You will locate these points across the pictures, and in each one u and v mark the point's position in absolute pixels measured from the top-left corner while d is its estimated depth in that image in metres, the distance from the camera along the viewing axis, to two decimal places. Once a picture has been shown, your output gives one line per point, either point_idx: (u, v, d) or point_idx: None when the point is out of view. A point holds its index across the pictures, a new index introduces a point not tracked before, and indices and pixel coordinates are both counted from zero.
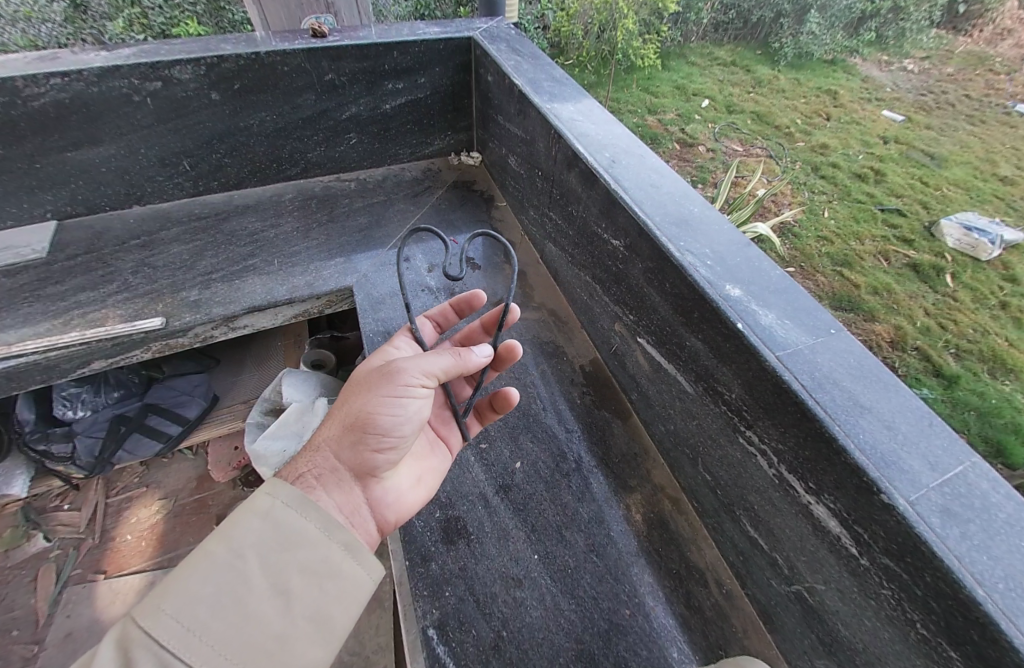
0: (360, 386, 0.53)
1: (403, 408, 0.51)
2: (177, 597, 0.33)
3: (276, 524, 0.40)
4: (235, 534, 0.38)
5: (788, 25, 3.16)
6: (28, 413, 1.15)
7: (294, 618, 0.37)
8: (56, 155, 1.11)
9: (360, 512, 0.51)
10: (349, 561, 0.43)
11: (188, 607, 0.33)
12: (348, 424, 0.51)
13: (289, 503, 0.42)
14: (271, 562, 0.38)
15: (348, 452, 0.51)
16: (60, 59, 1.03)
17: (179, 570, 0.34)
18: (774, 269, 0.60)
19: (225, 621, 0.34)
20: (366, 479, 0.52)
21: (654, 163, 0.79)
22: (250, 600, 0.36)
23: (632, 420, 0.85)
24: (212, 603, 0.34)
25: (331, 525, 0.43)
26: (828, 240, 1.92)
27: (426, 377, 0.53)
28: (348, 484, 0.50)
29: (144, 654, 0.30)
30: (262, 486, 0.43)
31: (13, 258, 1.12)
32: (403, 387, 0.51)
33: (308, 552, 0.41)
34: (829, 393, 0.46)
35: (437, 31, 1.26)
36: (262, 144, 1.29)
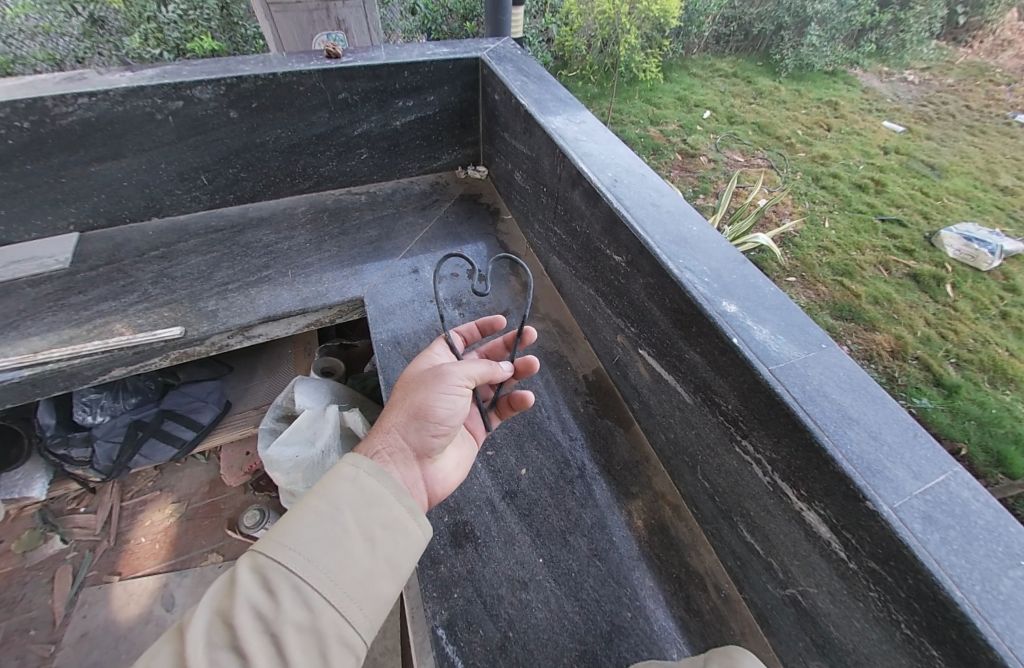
0: (418, 383, 0.58)
1: (457, 401, 0.57)
2: (291, 537, 0.39)
3: (360, 486, 0.45)
4: (330, 494, 0.43)
5: (788, 38, 3.21)
6: (48, 419, 1.18)
7: (379, 565, 0.42)
8: (82, 170, 1.16)
9: (417, 488, 0.55)
10: (417, 523, 0.47)
11: (301, 546, 0.38)
12: (410, 413, 0.55)
13: (370, 472, 0.47)
14: (360, 517, 0.43)
15: (411, 437, 0.55)
16: (88, 80, 1.09)
17: (290, 519, 0.40)
18: (768, 286, 0.63)
19: (330, 560, 0.39)
20: (421, 463, 0.56)
21: (655, 182, 0.82)
22: (347, 544, 0.40)
23: (634, 428, 0.88)
24: (319, 544, 0.39)
25: (402, 494, 0.47)
26: (828, 250, 1.93)
27: (469, 381, 0.59)
28: (409, 465, 0.54)
29: (278, 577, 0.36)
30: (345, 459, 0.48)
31: (36, 268, 1.17)
32: (457, 382, 0.57)
33: (386, 512, 0.45)
34: (819, 405, 0.48)
35: (447, 52, 1.31)
36: (277, 159, 1.34)
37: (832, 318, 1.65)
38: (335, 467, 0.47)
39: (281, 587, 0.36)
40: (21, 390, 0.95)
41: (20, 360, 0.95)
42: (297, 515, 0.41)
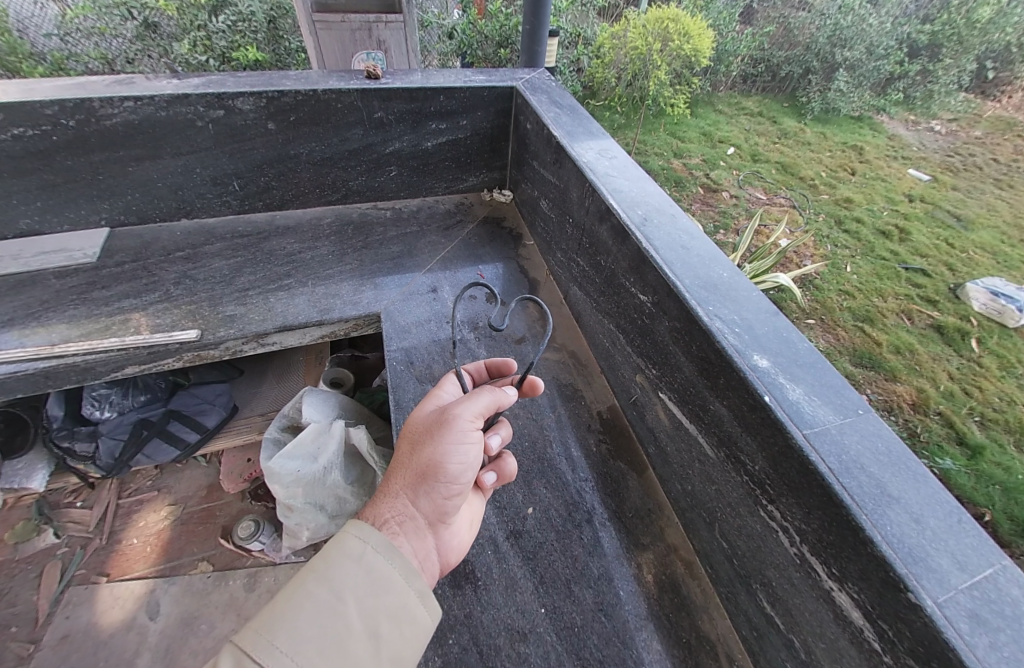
0: (423, 437, 0.55)
1: (467, 454, 0.54)
2: (288, 635, 0.38)
3: (364, 568, 0.45)
4: (334, 579, 0.43)
5: (816, 82, 3.25)
6: (57, 410, 1.19)
7: (380, 658, 0.42)
8: (120, 169, 1.20)
9: (429, 559, 0.53)
10: (424, 604, 0.47)
11: (299, 642, 0.38)
12: (417, 475, 0.53)
13: (377, 549, 0.47)
14: (364, 603, 0.43)
15: (423, 500, 0.53)
16: (136, 84, 1.13)
17: (289, 606, 0.40)
18: (802, 342, 0.61)
19: (328, 658, 0.39)
20: (436, 525, 0.55)
21: (685, 224, 0.82)
22: (347, 639, 0.40)
23: (647, 474, 0.85)
24: (318, 641, 0.39)
25: (409, 573, 0.47)
26: (850, 294, 1.89)
27: (474, 424, 0.55)
28: (422, 531, 0.53)
29: None
30: (351, 531, 0.48)
31: (64, 260, 1.19)
32: (464, 433, 0.53)
33: (389, 597, 0.45)
34: (857, 479, 0.45)
35: (483, 79, 1.34)
36: (308, 171, 1.36)
37: (852, 365, 1.60)
38: (339, 542, 0.47)
39: None
40: (33, 381, 0.96)
41: (38, 352, 0.96)
42: (295, 606, 0.41)
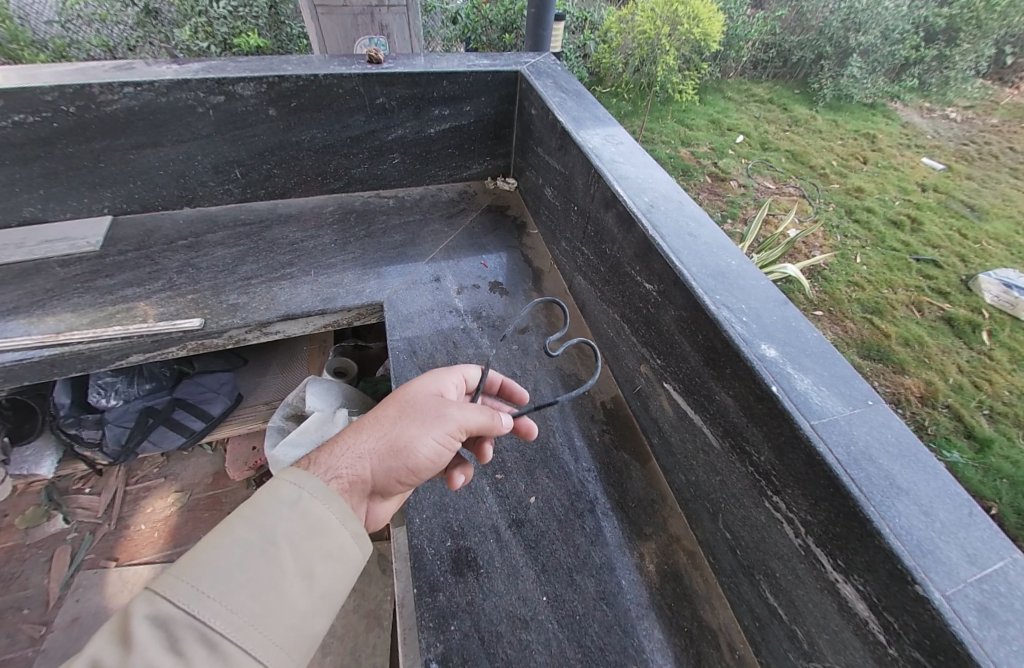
0: (409, 417, 0.54)
1: (440, 456, 0.55)
2: (209, 578, 0.35)
3: (301, 512, 0.43)
4: (263, 522, 0.40)
5: (829, 68, 3.16)
6: (63, 399, 1.19)
7: (313, 598, 0.40)
8: (121, 156, 1.19)
9: None
10: (358, 546, 0.45)
11: (227, 583, 0.35)
12: (390, 449, 0.52)
13: (314, 494, 0.44)
14: (299, 543, 0.41)
15: (383, 471, 0.52)
16: (135, 70, 1.11)
17: (212, 550, 0.37)
18: (811, 331, 0.60)
19: (257, 599, 0.36)
20: (375, 498, 0.54)
21: (693, 211, 0.80)
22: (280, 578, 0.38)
23: (651, 465, 0.84)
24: (248, 579, 0.36)
25: (349, 518, 0.45)
26: (859, 286, 1.86)
27: (461, 432, 0.57)
28: (362, 499, 0.52)
29: (189, 631, 0.32)
30: (284, 477, 0.44)
31: (68, 248, 1.19)
32: (451, 440, 0.55)
33: (327, 541, 0.43)
34: (864, 470, 0.44)
35: (487, 63, 1.31)
36: (310, 158, 1.35)
37: (859, 357, 1.57)
38: (271, 487, 0.43)
39: (193, 641, 0.32)
40: (40, 369, 0.97)
41: (43, 340, 0.97)
42: (220, 548, 0.37)
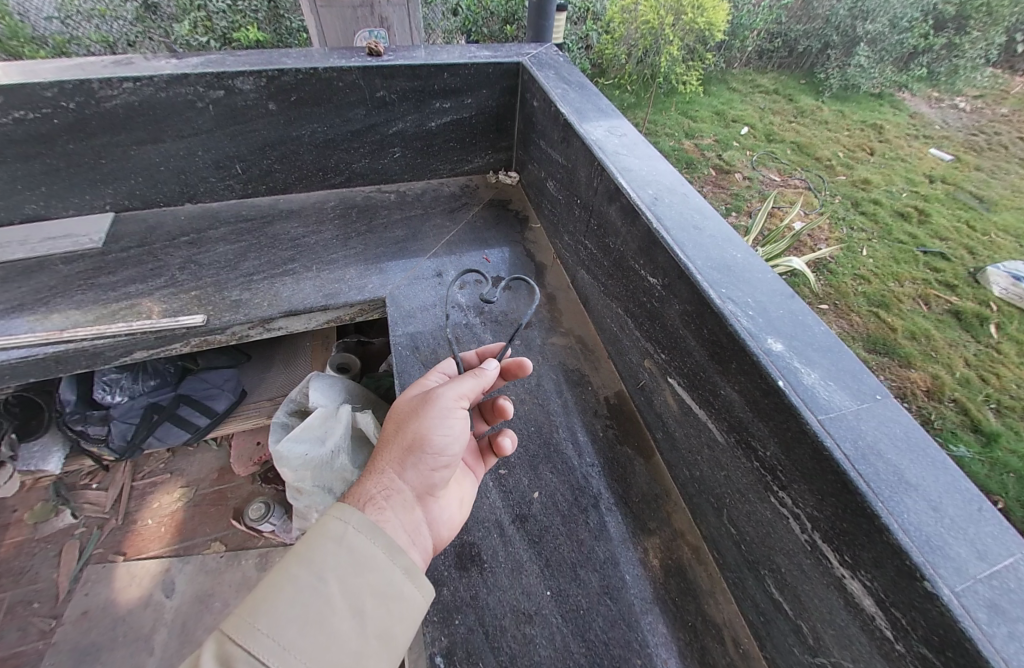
0: (408, 415, 0.55)
1: (453, 424, 0.54)
2: (266, 619, 0.36)
3: (348, 549, 0.43)
4: (314, 560, 0.41)
5: (836, 57, 3.11)
6: (70, 395, 1.20)
7: (366, 637, 0.40)
8: (122, 152, 1.19)
9: (420, 534, 0.52)
10: (411, 583, 0.45)
11: (282, 626, 0.36)
12: (404, 448, 0.53)
13: (359, 528, 0.45)
14: (348, 582, 0.41)
15: (409, 471, 0.52)
16: (135, 64, 1.10)
17: (268, 591, 0.38)
18: (818, 324, 0.59)
19: (310, 641, 0.36)
20: (424, 499, 0.54)
21: (697, 204, 0.79)
22: (332, 619, 0.38)
23: (655, 460, 0.84)
24: (302, 621, 0.37)
25: (394, 550, 0.45)
26: (865, 279, 1.84)
27: (460, 397, 0.56)
28: (409, 503, 0.52)
29: None
30: (331, 512, 0.45)
31: (70, 245, 1.20)
32: (450, 405, 0.55)
33: (375, 577, 0.43)
34: (873, 466, 0.43)
35: (488, 55, 1.29)
36: (311, 153, 1.34)
37: (865, 351, 1.56)
38: (320, 523, 0.44)
39: None
40: (45, 366, 0.97)
41: (47, 337, 0.97)
42: (276, 587, 0.38)
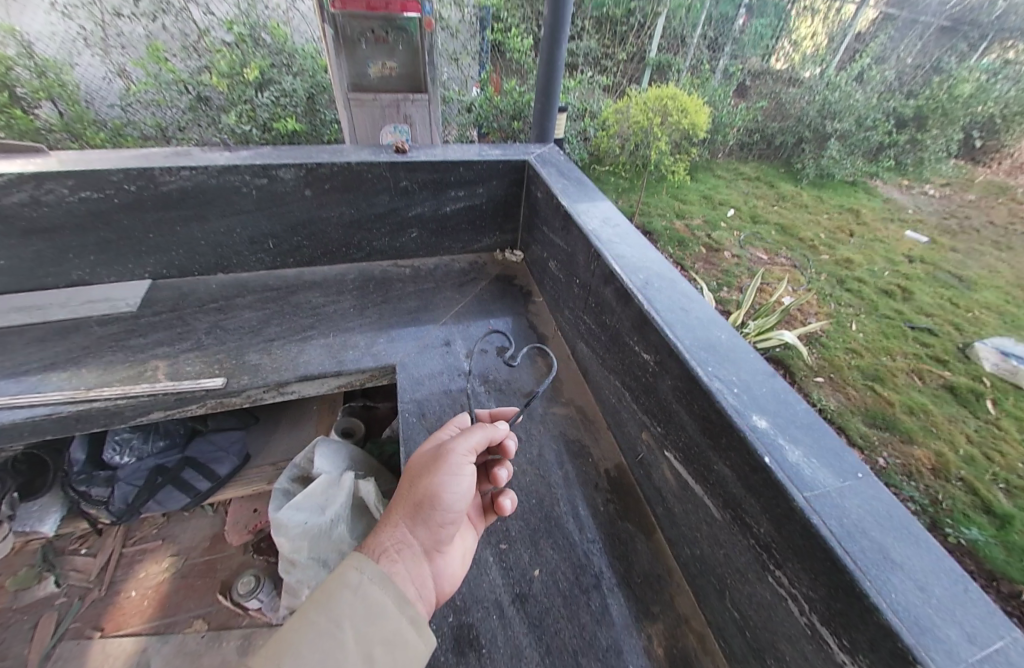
0: (422, 469, 0.60)
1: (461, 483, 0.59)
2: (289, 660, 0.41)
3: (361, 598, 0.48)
4: (332, 606, 0.46)
5: (810, 150, 3.58)
6: (80, 454, 1.22)
7: None
8: (169, 228, 1.34)
9: (427, 587, 0.56)
10: (418, 634, 0.49)
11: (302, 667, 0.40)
12: (416, 503, 0.58)
13: (373, 579, 0.49)
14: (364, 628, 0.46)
15: (421, 526, 0.57)
16: (192, 156, 1.27)
17: (290, 636, 0.43)
18: (799, 402, 0.64)
19: None
20: (432, 553, 0.58)
21: (685, 287, 0.88)
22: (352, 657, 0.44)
23: (656, 536, 0.84)
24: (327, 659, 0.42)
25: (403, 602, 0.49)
26: (857, 353, 1.90)
27: (470, 454, 0.61)
28: (419, 557, 0.56)
29: None
30: (348, 563, 0.50)
31: (109, 308, 1.29)
32: (462, 461, 0.60)
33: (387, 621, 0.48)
34: (859, 544, 0.45)
35: (499, 154, 1.49)
36: (337, 232, 1.49)
37: (866, 426, 1.56)
38: (339, 571, 0.49)
39: None
40: (65, 424, 1.01)
41: (74, 395, 1.02)
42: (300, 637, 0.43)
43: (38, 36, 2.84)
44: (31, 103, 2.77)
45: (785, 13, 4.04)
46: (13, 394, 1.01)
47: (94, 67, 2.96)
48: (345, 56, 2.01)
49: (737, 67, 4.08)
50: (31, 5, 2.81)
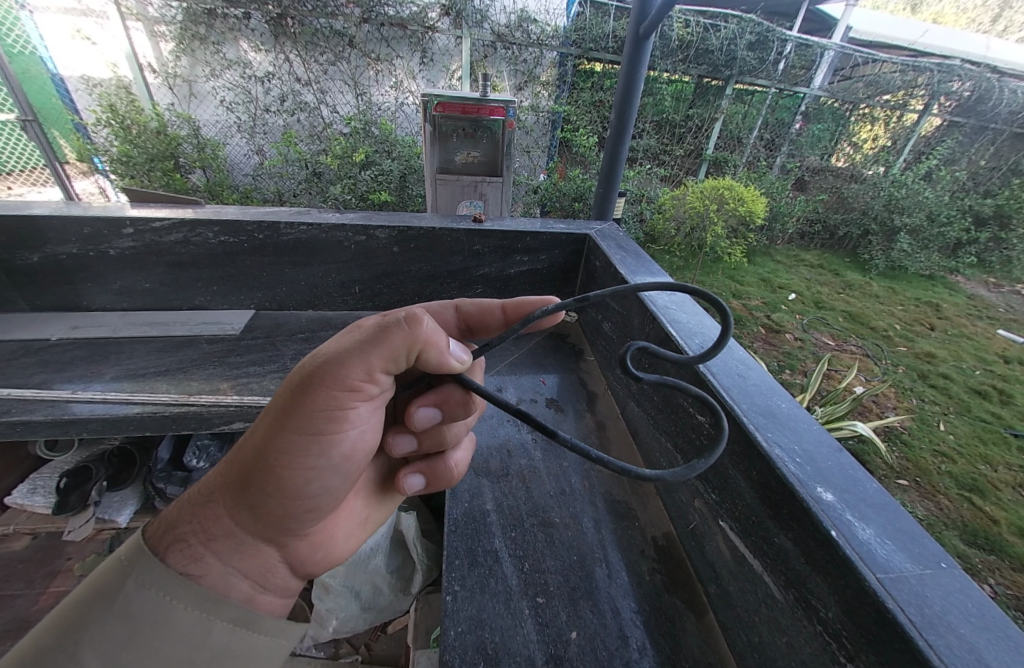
0: (288, 385, 0.46)
1: (332, 429, 0.47)
2: (164, 579, 0.41)
3: (183, 555, 0.43)
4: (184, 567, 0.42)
5: (877, 243, 3.95)
6: (163, 455, 1.40)
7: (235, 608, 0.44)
8: (279, 270, 1.60)
9: (290, 526, 0.50)
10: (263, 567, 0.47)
11: (171, 588, 0.41)
12: (274, 424, 0.46)
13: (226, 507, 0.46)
14: (186, 580, 0.42)
15: (274, 462, 0.46)
16: (310, 215, 1.56)
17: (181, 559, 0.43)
18: (868, 480, 0.61)
19: (191, 605, 0.41)
20: (295, 495, 0.48)
21: (742, 355, 0.89)
22: (175, 609, 0.40)
23: (707, 619, 0.77)
24: (129, 636, 0.37)
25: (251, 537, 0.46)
26: (949, 457, 1.69)
27: (352, 384, 0.46)
28: (273, 493, 0.47)
29: (154, 598, 0.40)
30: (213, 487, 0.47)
31: (217, 330, 1.54)
32: (319, 415, 0.46)
33: (223, 592, 0.44)
34: (943, 638, 0.41)
35: (563, 227, 1.67)
36: (413, 283, 1.69)
37: (965, 543, 1.34)
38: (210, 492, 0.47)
39: (155, 595, 0.40)
40: (162, 423, 1.15)
41: (175, 400, 1.18)
42: (105, 584, 0.39)
43: (207, 122, 3.61)
44: (187, 169, 3.40)
45: (843, 120, 4.27)
46: (131, 392, 1.20)
47: (241, 146, 3.71)
48: (438, 145, 2.43)
49: (794, 164, 4.27)
50: (207, 101, 3.59)
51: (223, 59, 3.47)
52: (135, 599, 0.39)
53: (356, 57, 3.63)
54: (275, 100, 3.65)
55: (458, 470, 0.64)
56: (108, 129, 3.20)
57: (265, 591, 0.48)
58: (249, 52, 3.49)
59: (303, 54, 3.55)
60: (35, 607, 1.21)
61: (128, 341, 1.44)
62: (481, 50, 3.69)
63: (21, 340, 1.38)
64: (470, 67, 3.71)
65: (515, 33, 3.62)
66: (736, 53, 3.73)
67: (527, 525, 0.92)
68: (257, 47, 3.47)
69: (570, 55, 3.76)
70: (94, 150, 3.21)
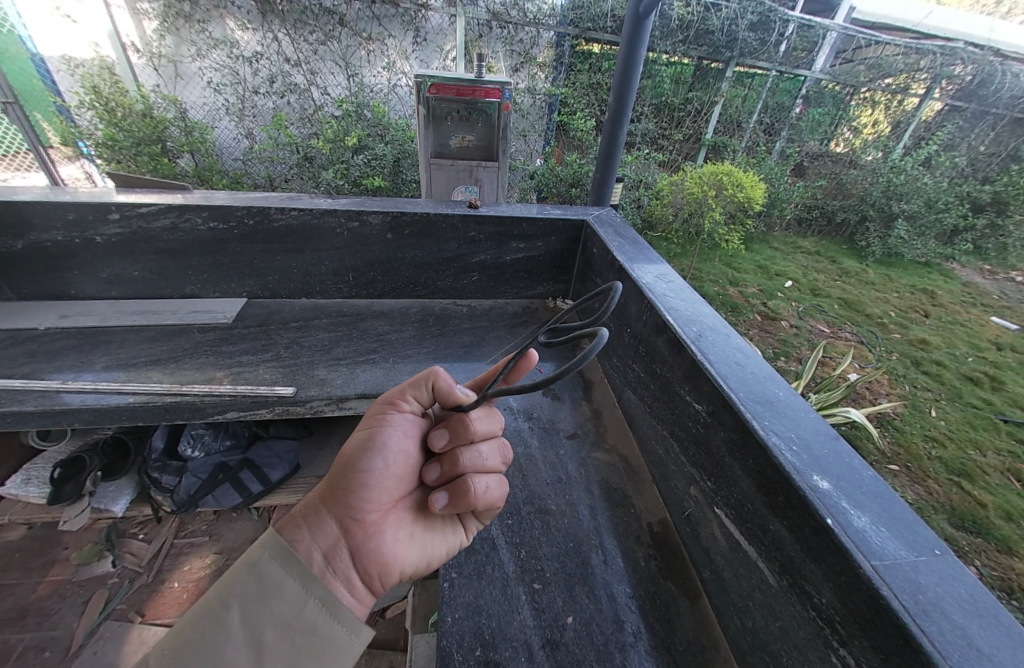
0: None
1: (376, 423, 0.58)
2: (282, 553, 0.49)
3: (292, 529, 0.52)
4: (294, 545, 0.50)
5: (874, 230, 3.93)
6: (159, 444, 1.39)
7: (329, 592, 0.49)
8: (270, 257, 1.57)
9: (347, 510, 0.54)
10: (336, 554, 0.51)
11: (286, 563, 0.48)
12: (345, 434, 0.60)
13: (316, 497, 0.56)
14: (290, 553, 0.49)
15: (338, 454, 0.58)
16: (301, 200, 1.52)
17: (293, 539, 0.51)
18: (864, 468, 0.61)
19: (299, 580, 0.48)
20: (349, 475, 0.55)
21: (738, 344, 0.88)
22: (285, 581, 0.47)
23: (701, 603, 0.78)
24: (257, 598, 0.45)
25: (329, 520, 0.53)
26: (939, 442, 1.72)
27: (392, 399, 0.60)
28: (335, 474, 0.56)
29: (275, 569, 0.47)
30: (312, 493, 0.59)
31: (209, 318, 1.51)
32: (369, 416, 0.59)
33: (309, 565, 0.49)
34: (937, 625, 0.41)
35: (560, 213, 1.64)
36: (408, 270, 1.66)
37: (952, 527, 1.37)
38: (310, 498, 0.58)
39: (276, 565, 0.48)
40: (155, 413, 1.14)
41: (166, 390, 1.16)
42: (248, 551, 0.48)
43: (194, 104, 3.49)
44: (175, 154, 3.30)
45: (843, 104, 4.21)
46: (123, 381, 1.18)
47: (229, 130, 3.60)
48: (432, 129, 2.37)
49: (794, 150, 4.22)
50: (193, 82, 3.47)
51: (209, 38, 3.35)
52: (264, 566, 0.47)
53: (347, 36, 3.51)
54: (264, 81, 3.54)
55: (484, 496, 0.56)
56: (92, 112, 3.10)
57: (335, 577, 0.51)
58: (235, 32, 3.37)
59: (292, 33, 3.43)
60: (33, 596, 1.22)
61: (118, 330, 1.41)
62: (476, 30, 3.57)
63: (9, 329, 1.35)
64: (465, 47, 3.59)
65: (512, 11, 3.49)
66: (737, 34, 3.64)
67: (523, 512, 0.93)
68: (244, 25, 3.34)
69: (567, 35, 3.65)
70: (78, 134, 3.11)
